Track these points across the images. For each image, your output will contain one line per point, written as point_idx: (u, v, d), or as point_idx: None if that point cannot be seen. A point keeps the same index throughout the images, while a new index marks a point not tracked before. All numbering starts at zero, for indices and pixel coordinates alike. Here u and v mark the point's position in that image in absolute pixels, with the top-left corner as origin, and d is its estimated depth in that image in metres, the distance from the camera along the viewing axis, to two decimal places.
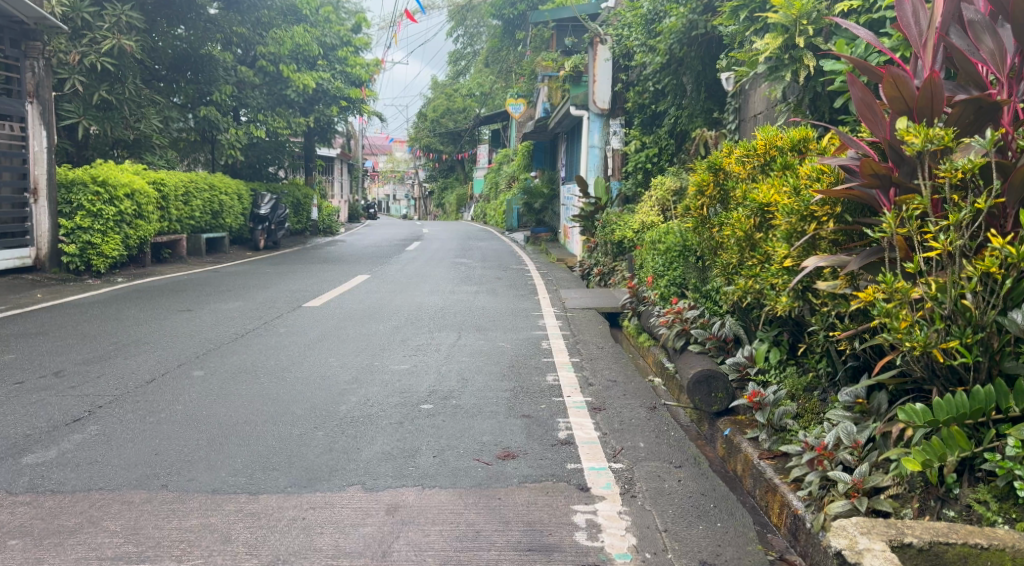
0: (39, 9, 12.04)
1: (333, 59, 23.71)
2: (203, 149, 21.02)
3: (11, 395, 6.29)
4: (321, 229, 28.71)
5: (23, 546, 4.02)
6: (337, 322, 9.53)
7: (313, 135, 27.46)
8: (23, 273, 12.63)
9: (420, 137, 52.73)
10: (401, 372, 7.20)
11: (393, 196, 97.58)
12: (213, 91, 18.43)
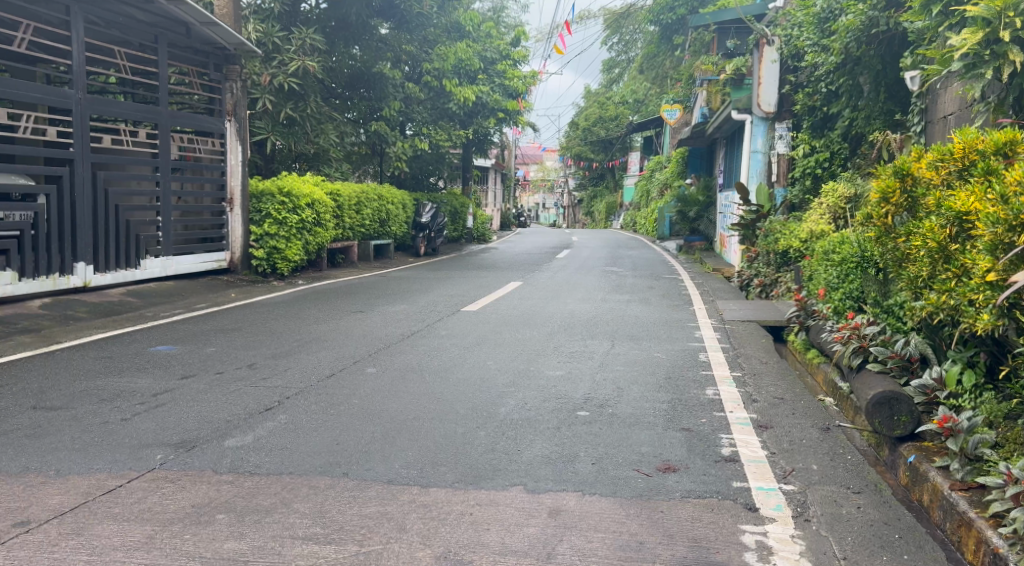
0: (238, 36, 13.04)
1: (492, 73, 23.93)
2: (372, 161, 21.93)
3: (214, 384, 6.78)
4: (475, 237, 29.24)
5: (228, 520, 4.30)
6: (492, 326, 9.67)
7: (470, 146, 28.09)
8: (218, 274, 13.65)
9: (572, 146, 52.75)
10: (556, 378, 7.20)
11: (544, 204, 98.22)
12: (383, 107, 19.10)
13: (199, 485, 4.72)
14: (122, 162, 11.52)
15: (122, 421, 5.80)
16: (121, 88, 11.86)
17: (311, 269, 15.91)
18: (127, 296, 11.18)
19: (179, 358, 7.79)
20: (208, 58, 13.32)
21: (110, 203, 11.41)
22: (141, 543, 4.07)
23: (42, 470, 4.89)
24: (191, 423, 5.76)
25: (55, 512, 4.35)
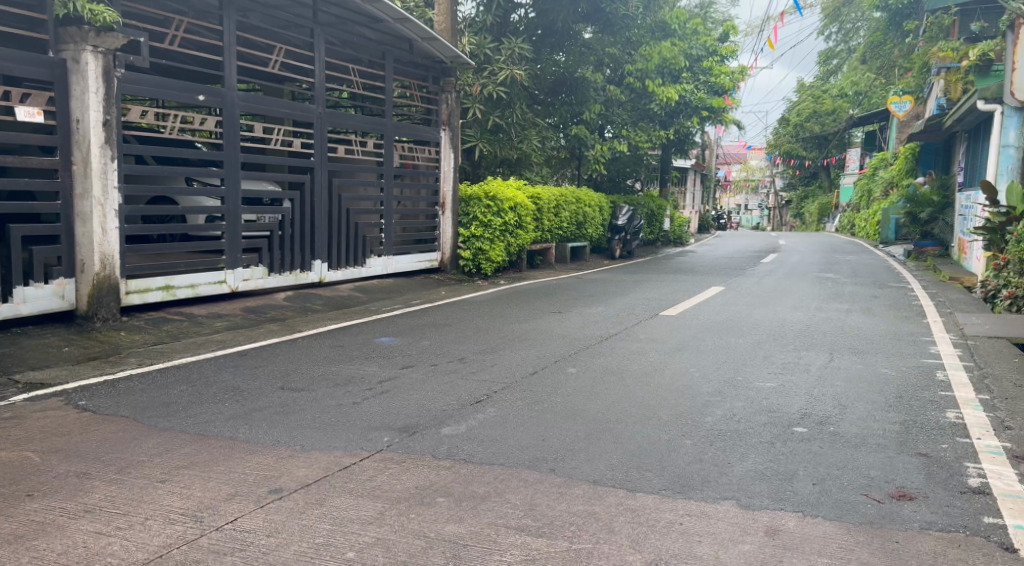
0: (454, 49, 13.56)
1: (697, 70, 22.89)
2: (570, 165, 22.00)
3: (429, 375, 7.08)
4: (672, 240, 28.55)
5: (448, 504, 4.45)
6: (695, 332, 9.40)
7: (669, 148, 27.27)
8: (431, 272, 14.30)
9: (781, 144, 50.36)
10: (768, 390, 6.84)
11: (748, 205, 94.38)
12: (582, 111, 19.10)
13: (421, 468, 4.93)
14: (352, 169, 12.34)
15: (354, 405, 6.19)
16: (352, 101, 12.68)
17: (513, 270, 16.22)
18: (355, 292, 11.97)
19: (399, 349, 8.22)
20: (429, 72, 13.98)
21: (343, 207, 12.22)
22: (373, 518, 4.29)
23: (289, 445, 5.30)
24: (412, 410, 6.03)
25: (302, 483, 4.70)
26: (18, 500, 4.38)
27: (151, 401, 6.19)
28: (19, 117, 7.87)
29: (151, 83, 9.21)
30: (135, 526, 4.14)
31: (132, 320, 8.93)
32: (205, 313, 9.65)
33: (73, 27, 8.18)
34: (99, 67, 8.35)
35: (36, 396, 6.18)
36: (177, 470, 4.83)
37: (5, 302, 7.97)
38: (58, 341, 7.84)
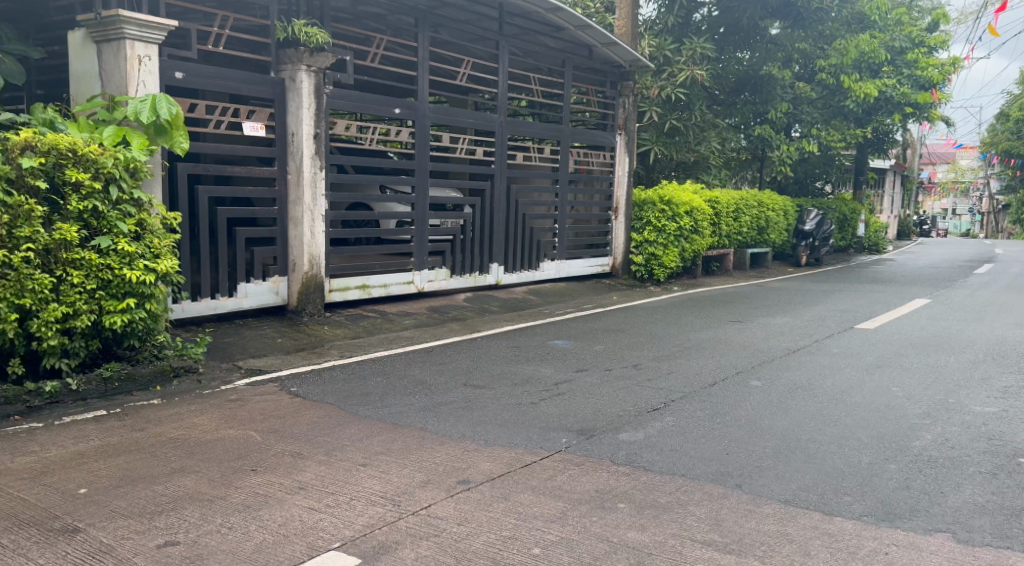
0: (634, 52, 13.57)
1: (900, 64, 20.47)
2: (753, 166, 21.29)
3: (605, 379, 7.17)
4: (865, 246, 26.96)
5: (629, 511, 4.51)
6: (896, 348, 8.87)
7: (865, 146, 25.51)
8: (605, 277, 14.41)
9: (1000, 141, 45.99)
10: (986, 416, 6.38)
11: (955, 210, 87.25)
12: (768, 110, 18.39)
13: (600, 471, 5.02)
14: (529, 175, 12.61)
15: (532, 404, 6.38)
16: (531, 109, 12.94)
17: (687, 276, 15.90)
18: (530, 295, 12.27)
19: (574, 352, 8.37)
20: (606, 77, 14.04)
21: (519, 212, 12.54)
22: (556, 517, 4.41)
23: (473, 439, 5.55)
24: (589, 413, 6.15)
25: (488, 477, 4.90)
26: (243, 473, 4.81)
27: (350, 390, 6.66)
28: (246, 131, 8.69)
29: (355, 97, 9.88)
30: (342, 504, 4.43)
31: (332, 316, 9.61)
32: (395, 312, 10.24)
33: (290, 49, 8.91)
34: (311, 84, 9.06)
35: (255, 381, 6.80)
36: (376, 456, 5.18)
37: (231, 296, 8.77)
38: (271, 333, 8.59)
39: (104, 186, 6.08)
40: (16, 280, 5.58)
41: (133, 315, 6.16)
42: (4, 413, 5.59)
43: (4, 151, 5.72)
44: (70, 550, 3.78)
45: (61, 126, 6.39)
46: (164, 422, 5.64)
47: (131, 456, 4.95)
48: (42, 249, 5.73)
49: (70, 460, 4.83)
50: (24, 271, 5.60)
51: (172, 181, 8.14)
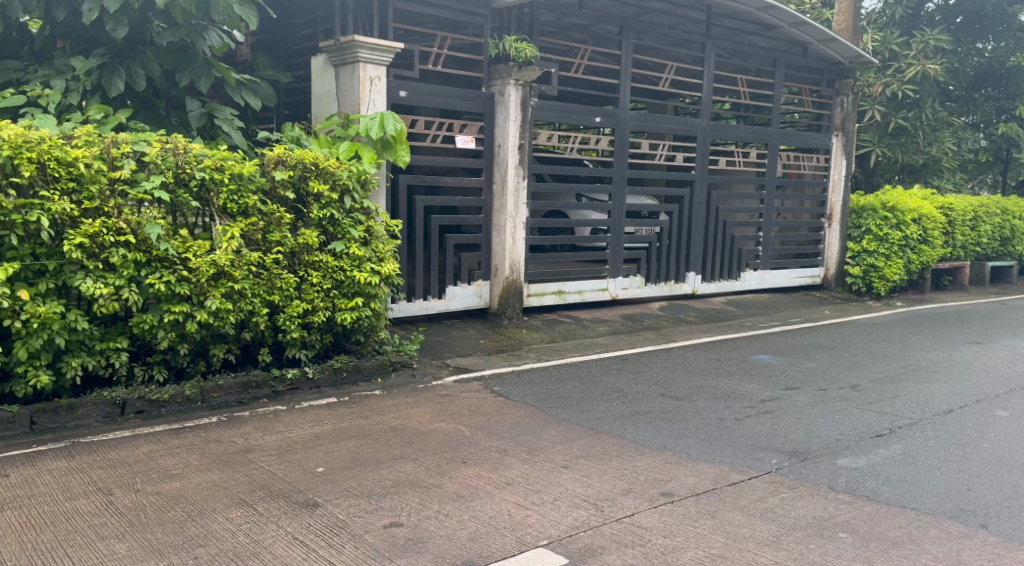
0: (855, 48, 12.90)
1: None
2: (996, 169, 19.57)
3: (818, 400, 6.99)
4: None
5: (853, 542, 4.38)
6: None
7: None
8: (813, 290, 13.92)
9: None
10: None
11: None
12: (1016, 105, 16.95)
13: (817, 498, 4.93)
14: (731, 181, 12.38)
15: (736, 420, 6.36)
16: (737, 113, 12.67)
17: (913, 291, 14.92)
18: (730, 306, 12.11)
19: (782, 369, 8.19)
20: (822, 75, 13.54)
21: (719, 219, 12.33)
22: (770, 540, 4.36)
23: (675, 451, 5.64)
24: (802, 434, 6.04)
25: (692, 491, 4.96)
26: (454, 464, 5.19)
27: (550, 393, 6.94)
28: (458, 143, 9.19)
29: (557, 108, 10.21)
30: (547, 503, 4.67)
31: (531, 320, 9.99)
32: (591, 318, 10.47)
33: (501, 64, 9.37)
34: (519, 97, 9.49)
35: (462, 378, 7.24)
36: (577, 459, 5.40)
37: (440, 298, 9.34)
38: (474, 334, 9.06)
39: (340, 195, 6.72)
40: (268, 278, 6.29)
41: (360, 313, 6.76)
42: (254, 396, 6.31)
43: (261, 164, 6.46)
44: (312, 522, 4.25)
45: (305, 142, 7.15)
46: (384, 412, 6.16)
47: (358, 441, 5.47)
48: (289, 251, 6.43)
49: (309, 442, 5.41)
50: (275, 270, 6.30)
51: (393, 191, 8.80)
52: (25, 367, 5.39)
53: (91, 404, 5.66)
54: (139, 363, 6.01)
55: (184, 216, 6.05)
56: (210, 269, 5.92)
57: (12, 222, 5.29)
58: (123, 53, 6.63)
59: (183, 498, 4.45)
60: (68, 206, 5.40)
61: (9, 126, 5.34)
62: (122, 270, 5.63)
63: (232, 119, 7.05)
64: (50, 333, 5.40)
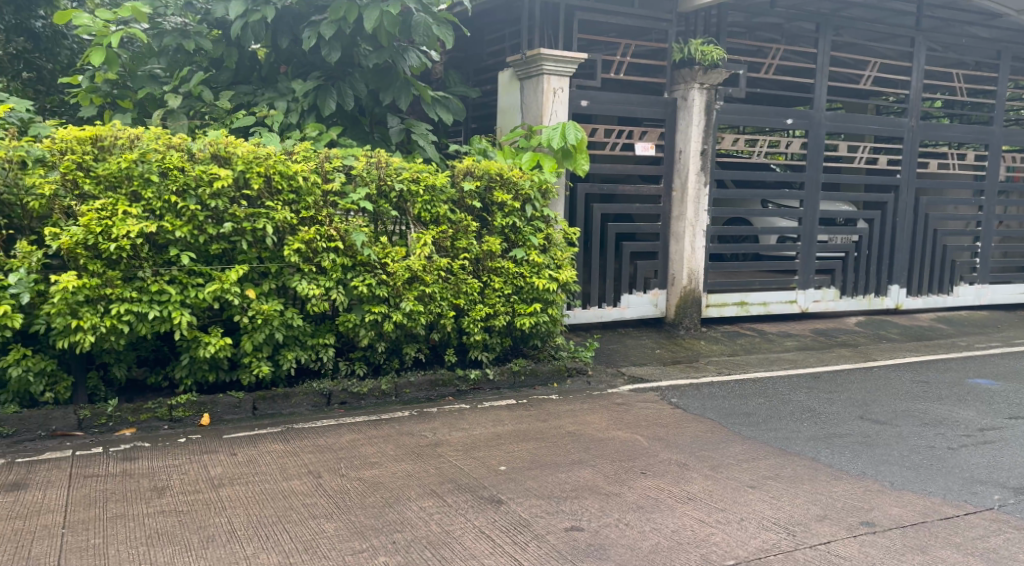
0: None
1: None
2: None
3: None
4: None
5: None
6: None
7: None
8: None
9: None
10: None
11: None
12: None
13: None
14: (944, 186, 11.60)
15: (950, 450, 6.04)
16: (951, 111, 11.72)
17: None
18: (938, 323, 11.42)
19: (1004, 395, 7.64)
20: None
21: (930, 229, 11.65)
22: None
23: (876, 478, 5.45)
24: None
25: (897, 523, 4.75)
26: (633, 474, 5.29)
27: (733, 409, 6.88)
28: (638, 151, 9.29)
29: (744, 110, 10.01)
30: (733, 522, 4.65)
31: (710, 332, 9.89)
32: (777, 332, 10.21)
33: (685, 69, 9.35)
34: (703, 102, 9.40)
35: (638, 388, 7.33)
36: (765, 480, 5.33)
37: (616, 306, 9.47)
38: (651, 343, 9.11)
39: (522, 204, 7.00)
40: (455, 282, 6.65)
41: (538, 318, 7.00)
42: (441, 394, 6.72)
43: (452, 175, 6.84)
44: (497, 518, 4.49)
45: (491, 154, 7.52)
46: (562, 416, 6.35)
47: (538, 443, 5.70)
48: (474, 258, 6.77)
49: (491, 440, 5.69)
50: (461, 276, 6.66)
51: (571, 200, 9.01)
52: (249, 358, 6.02)
53: (302, 394, 6.25)
54: (343, 358, 6.55)
55: (384, 224, 6.52)
56: (405, 273, 6.35)
57: (243, 229, 5.91)
58: (335, 75, 7.26)
59: (382, 485, 4.83)
60: (289, 215, 5.97)
61: (243, 144, 5.99)
62: (332, 273, 6.17)
63: (427, 133, 7.48)
64: (271, 328, 6.00)
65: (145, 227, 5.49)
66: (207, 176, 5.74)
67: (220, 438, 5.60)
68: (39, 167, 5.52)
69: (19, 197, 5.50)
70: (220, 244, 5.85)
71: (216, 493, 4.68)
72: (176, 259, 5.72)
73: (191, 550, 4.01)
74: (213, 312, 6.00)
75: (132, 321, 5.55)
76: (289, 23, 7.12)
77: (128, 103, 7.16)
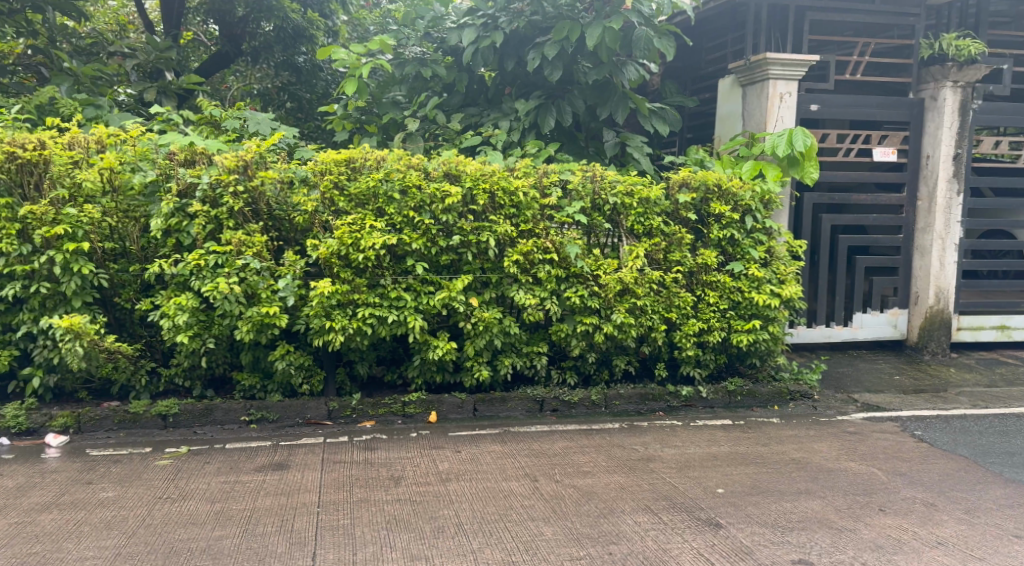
0: None
1: None
2: None
3: None
4: None
5: None
6: None
7: None
8: None
9: None
10: None
11: None
12: None
13: None
14: None
15: None
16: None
17: None
18: None
19: None
20: None
21: None
22: None
23: None
24: None
25: None
26: (870, 511, 4.93)
27: (992, 446, 6.22)
28: (876, 157, 8.78)
29: (1010, 110, 9.16)
30: None
31: (962, 358, 9.17)
32: None
33: (936, 66, 8.81)
34: (957, 101, 8.79)
35: (873, 417, 6.93)
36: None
37: (847, 325, 9.07)
38: (890, 369, 8.61)
39: (742, 216, 6.93)
40: (667, 295, 6.71)
41: (757, 335, 6.87)
42: (651, 408, 6.79)
43: (668, 187, 6.91)
44: (715, 542, 4.48)
45: (709, 164, 7.52)
46: (785, 442, 6.18)
47: (758, 468, 5.60)
48: (688, 271, 6.79)
49: (707, 460, 5.70)
50: (674, 289, 6.70)
51: (797, 212, 8.78)
52: (472, 362, 6.42)
53: (518, 399, 6.56)
54: (556, 367, 6.82)
55: (597, 236, 6.73)
56: (617, 285, 6.47)
57: (468, 241, 6.34)
58: (556, 93, 7.60)
59: (595, 495, 5.01)
60: (509, 229, 6.31)
61: (471, 162, 6.41)
62: (547, 284, 6.44)
63: (642, 146, 7.60)
64: (491, 335, 6.37)
65: (387, 239, 6.03)
66: (440, 193, 6.19)
67: (446, 435, 6.03)
68: (302, 186, 6.22)
69: (287, 213, 6.21)
70: (449, 255, 6.31)
71: (444, 487, 5.06)
72: (411, 268, 6.23)
73: (424, 538, 4.38)
74: (441, 318, 6.46)
75: (374, 323, 6.11)
76: (515, 46, 7.52)
77: (374, 127, 7.86)
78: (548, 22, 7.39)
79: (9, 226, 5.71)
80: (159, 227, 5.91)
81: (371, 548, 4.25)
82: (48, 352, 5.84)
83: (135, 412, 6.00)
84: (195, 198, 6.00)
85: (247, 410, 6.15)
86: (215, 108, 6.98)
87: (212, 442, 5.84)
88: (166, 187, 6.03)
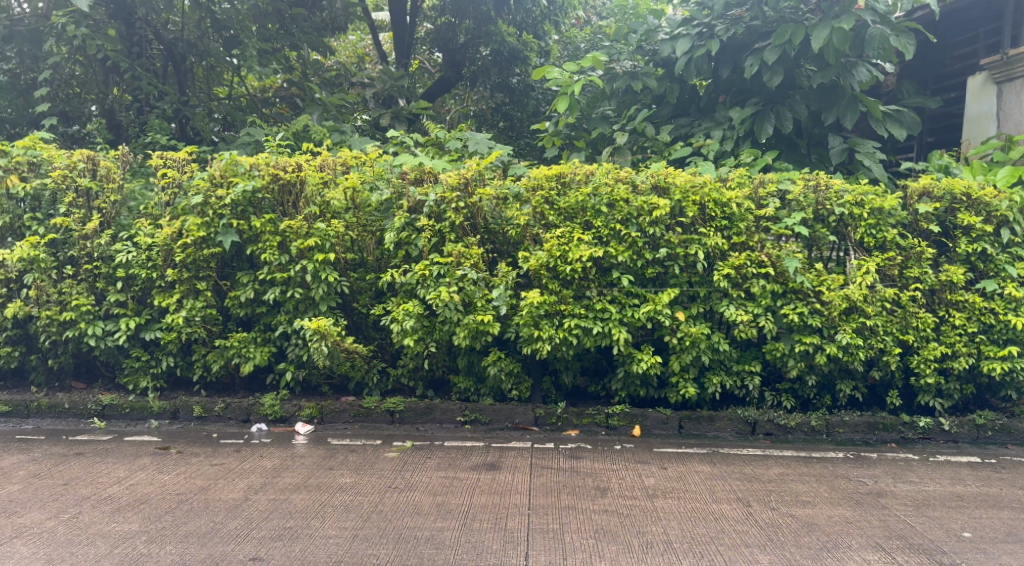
0: None
1: None
2: None
3: None
4: None
5: None
6: None
7: None
8: None
9: None
10: None
11: None
12: None
13: None
14: None
15: None
16: None
17: None
18: None
19: None
20: None
21: None
22: None
23: None
24: None
25: None
26: None
27: None
28: None
29: None
30: None
31: None
32: None
33: None
34: None
35: None
36: None
37: None
38: None
39: (996, 227, 6.39)
40: (902, 316, 6.32)
41: (1013, 363, 6.28)
42: (882, 439, 6.46)
43: (907, 197, 6.54)
44: None
45: (955, 170, 6.99)
46: None
47: (1014, 513, 5.13)
48: (929, 288, 6.36)
49: (950, 500, 5.31)
50: (911, 308, 6.30)
51: None
52: (677, 378, 6.42)
53: (726, 419, 6.50)
54: (770, 389, 6.65)
55: (819, 249, 6.49)
56: (843, 303, 6.21)
57: (675, 254, 6.34)
58: (776, 99, 7.39)
59: (817, 526, 4.85)
60: (720, 241, 6.25)
61: (682, 174, 6.42)
62: (760, 300, 6.30)
63: (873, 152, 7.23)
64: (698, 350, 6.32)
65: (594, 251, 6.19)
66: (648, 206, 6.28)
67: (651, 450, 6.08)
68: (516, 202, 6.50)
69: (501, 226, 6.53)
70: (655, 268, 6.34)
71: (651, 502, 5.11)
72: (617, 280, 6.34)
73: (633, 551, 4.47)
74: (645, 332, 6.49)
75: (579, 334, 6.28)
76: (732, 53, 7.43)
77: (582, 142, 8.08)
78: (768, 27, 7.24)
79: (273, 238, 6.46)
80: (392, 240, 6.40)
81: (581, 555, 4.41)
82: (300, 350, 6.58)
83: (369, 407, 6.57)
84: (422, 214, 6.47)
85: (463, 411, 6.55)
86: (439, 130, 7.52)
87: (431, 438, 6.27)
88: (398, 204, 6.54)
